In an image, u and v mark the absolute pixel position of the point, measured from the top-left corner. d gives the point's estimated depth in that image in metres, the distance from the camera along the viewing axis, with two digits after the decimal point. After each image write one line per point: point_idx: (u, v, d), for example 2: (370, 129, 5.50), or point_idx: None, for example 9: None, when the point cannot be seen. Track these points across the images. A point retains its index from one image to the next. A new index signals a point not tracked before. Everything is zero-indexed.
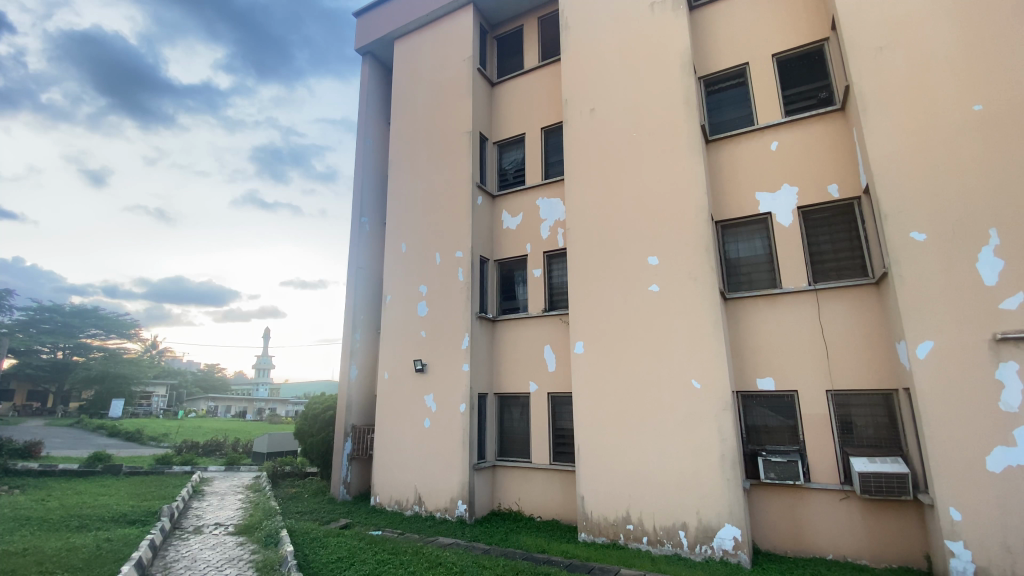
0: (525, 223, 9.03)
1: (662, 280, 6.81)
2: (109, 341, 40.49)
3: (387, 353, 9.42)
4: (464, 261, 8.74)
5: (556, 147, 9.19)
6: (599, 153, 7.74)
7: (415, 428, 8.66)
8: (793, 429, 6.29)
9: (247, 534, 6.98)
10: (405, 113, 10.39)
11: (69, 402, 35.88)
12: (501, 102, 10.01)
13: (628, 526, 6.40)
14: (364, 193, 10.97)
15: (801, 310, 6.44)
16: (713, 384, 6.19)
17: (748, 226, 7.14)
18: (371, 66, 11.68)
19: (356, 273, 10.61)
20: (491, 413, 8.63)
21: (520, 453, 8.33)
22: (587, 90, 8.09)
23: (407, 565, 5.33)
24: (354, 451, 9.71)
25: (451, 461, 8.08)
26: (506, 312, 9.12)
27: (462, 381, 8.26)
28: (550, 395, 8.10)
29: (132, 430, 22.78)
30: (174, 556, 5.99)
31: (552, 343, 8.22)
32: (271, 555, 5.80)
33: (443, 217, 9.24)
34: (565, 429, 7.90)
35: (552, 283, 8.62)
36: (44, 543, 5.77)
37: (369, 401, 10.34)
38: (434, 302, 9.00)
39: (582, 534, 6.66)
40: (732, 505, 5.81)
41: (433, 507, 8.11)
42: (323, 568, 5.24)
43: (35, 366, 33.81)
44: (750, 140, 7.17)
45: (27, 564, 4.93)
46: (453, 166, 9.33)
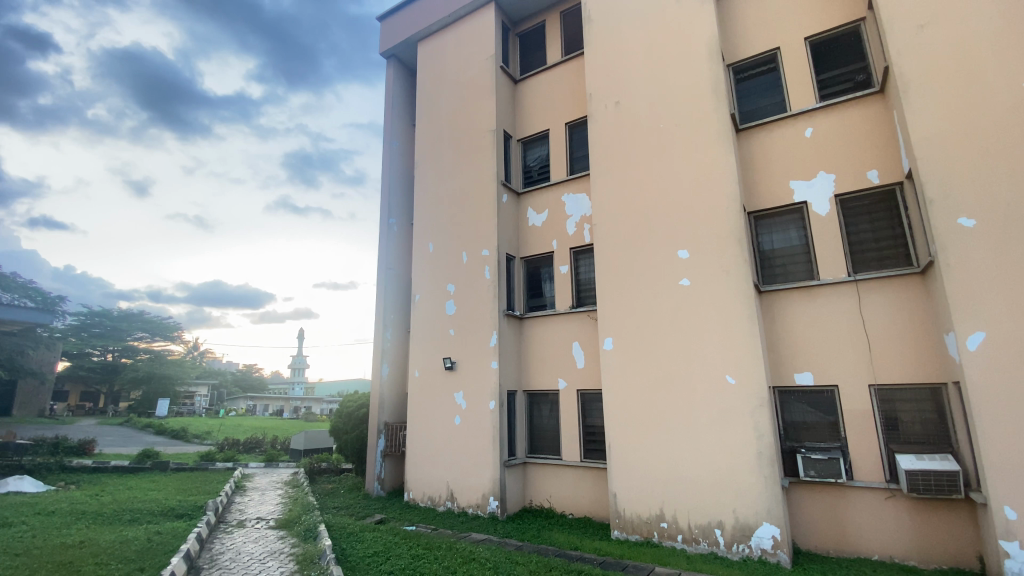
0: (550, 220, 8.99)
1: (693, 274, 6.68)
2: (154, 343, 42.36)
3: (417, 351, 9.56)
4: (491, 259, 8.78)
5: (581, 142, 9.10)
6: (624, 146, 7.65)
7: (446, 426, 8.76)
8: (834, 425, 6.08)
9: (287, 528, 7.19)
10: (429, 114, 10.50)
11: (119, 402, 37.78)
12: (524, 99, 9.99)
13: (662, 524, 6.32)
14: (391, 194, 11.14)
15: (841, 302, 6.21)
16: (749, 380, 6.04)
17: (783, 216, 6.92)
18: (395, 69, 11.85)
19: (385, 272, 10.79)
20: (520, 410, 8.65)
21: (550, 450, 8.32)
22: (611, 83, 7.99)
23: (441, 560, 5.40)
24: (387, 448, 9.90)
25: (482, 458, 8.14)
26: (533, 308, 9.11)
27: (491, 378, 8.30)
28: (579, 391, 8.06)
29: (177, 428, 23.86)
30: (220, 549, 6.24)
31: (581, 340, 8.16)
32: (311, 548, 5.98)
33: (468, 215, 9.30)
34: (596, 427, 7.84)
35: (579, 280, 8.57)
36: (99, 536, 6.09)
37: (400, 399, 10.51)
38: (462, 300, 9.06)
39: (616, 531, 6.61)
40: (770, 504, 5.66)
41: (465, 503, 8.18)
42: (360, 562, 5.36)
43: (87, 368, 35.71)
44: (782, 127, 6.95)
45: (84, 556, 5.22)
46: (478, 165, 9.37)
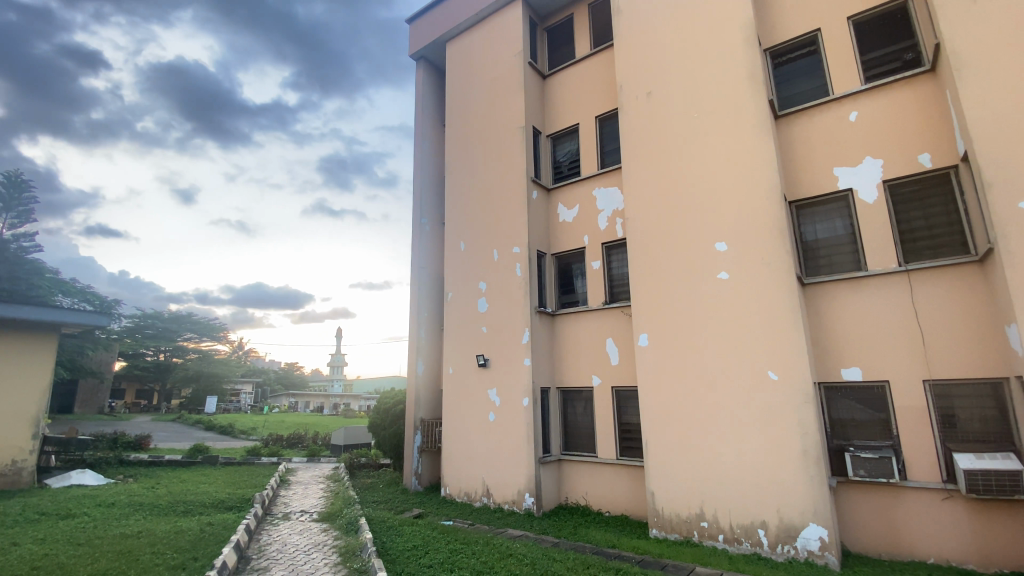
0: (582, 215, 8.90)
1: (731, 267, 6.49)
2: (202, 343, 44.37)
3: (451, 348, 9.67)
4: (522, 256, 8.77)
5: (612, 136, 8.97)
6: (657, 138, 7.50)
7: (480, 422, 8.83)
8: (885, 422, 5.79)
9: (330, 520, 7.42)
10: (459, 114, 10.58)
11: (171, 400, 39.81)
12: (553, 94, 9.92)
13: (702, 524, 6.18)
14: (423, 194, 11.30)
15: (890, 294, 5.91)
16: (792, 376, 5.82)
17: (827, 204, 6.63)
18: (425, 70, 11.99)
19: (418, 271, 10.96)
20: (554, 407, 8.63)
21: (585, 447, 8.26)
22: (642, 74, 7.85)
23: (479, 555, 5.44)
24: (423, 443, 10.06)
25: (517, 454, 8.16)
26: (566, 305, 9.05)
27: (525, 375, 8.30)
28: (614, 388, 7.96)
29: (224, 424, 24.95)
30: (267, 540, 6.49)
31: (615, 336, 8.07)
32: (352, 541, 6.14)
33: (499, 213, 9.33)
34: (632, 424, 7.74)
35: (612, 275, 8.46)
36: (155, 527, 6.43)
37: (436, 395, 10.66)
38: (494, 297, 9.10)
39: (654, 530, 6.51)
40: (817, 504, 5.45)
41: (501, 499, 8.22)
42: (400, 555, 5.46)
43: (142, 367, 37.78)
44: (825, 112, 6.66)
45: (143, 545, 5.52)
46: (508, 162, 9.38)
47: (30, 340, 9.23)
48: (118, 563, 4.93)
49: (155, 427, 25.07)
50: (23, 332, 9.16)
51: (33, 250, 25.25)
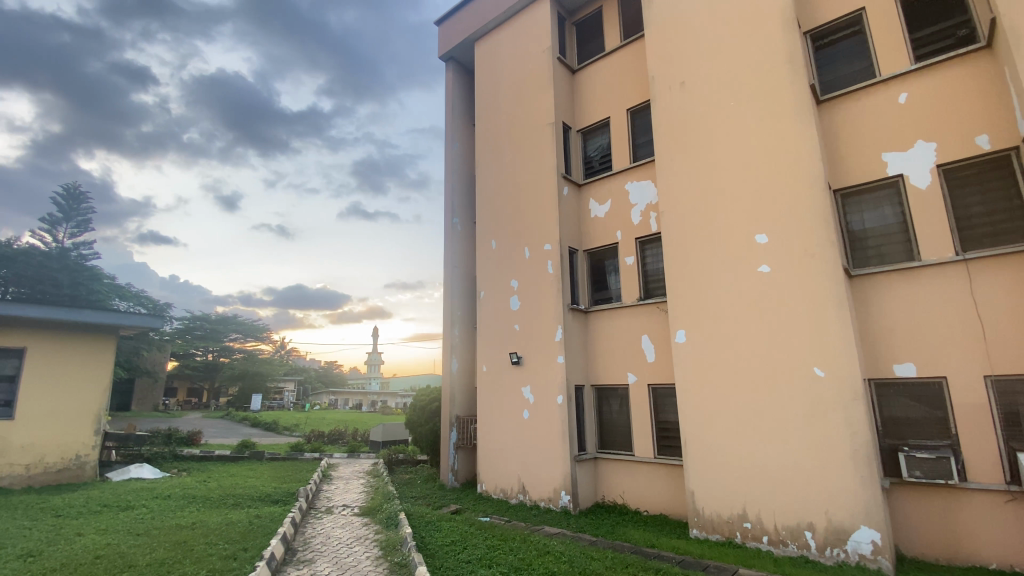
0: (614, 210, 8.78)
1: (772, 259, 6.27)
2: (247, 343, 45.95)
3: (485, 347, 9.73)
4: (553, 253, 8.73)
5: (645, 129, 8.80)
6: (691, 129, 7.31)
7: (515, 420, 8.86)
8: (942, 420, 5.47)
9: (370, 515, 7.61)
10: (488, 113, 10.62)
11: (219, 398, 41.73)
12: (583, 88, 9.81)
13: (745, 524, 6.01)
14: (454, 194, 11.42)
15: (946, 284, 5.57)
16: (840, 372, 5.58)
17: (875, 192, 6.30)
18: (454, 71, 12.09)
19: (451, 270, 11.09)
20: (589, 405, 8.56)
21: (621, 445, 8.16)
22: (675, 64, 7.67)
23: (516, 552, 5.46)
24: (459, 440, 10.18)
25: (552, 452, 8.14)
26: (599, 301, 8.96)
27: (559, 373, 8.26)
28: (651, 386, 7.83)
29: (269, 421, 25.98)
30: (312, 532, 6.72)
31: (651, 332, 7.93)
32: (392, 535, 6.27)
33: (530, 211, 9.31)
34: (670, 423, 7.59)
35: (647, 271, 8.31)
36: (208, 518, 6.76)
37: (470, 393, 10.76)
38: (526, 295, 9.10)
39: (695, 530, 6.37)
40: (869, 506, 5.20)
41: (537, 497, 8.22)
42: (439, 550, 5.54)
43: (192, 367, 39.75)
44: (871, 95, 6.33)
45: (197, 536, 5.81)
46: (538, 159, 9.34)
47: (89, 341, 9.81)
48: (174, 552, 5.20)
49: (206, 425, 25.36)
50: (82, 333, 9.74)
51: (92, 257, 26.92)
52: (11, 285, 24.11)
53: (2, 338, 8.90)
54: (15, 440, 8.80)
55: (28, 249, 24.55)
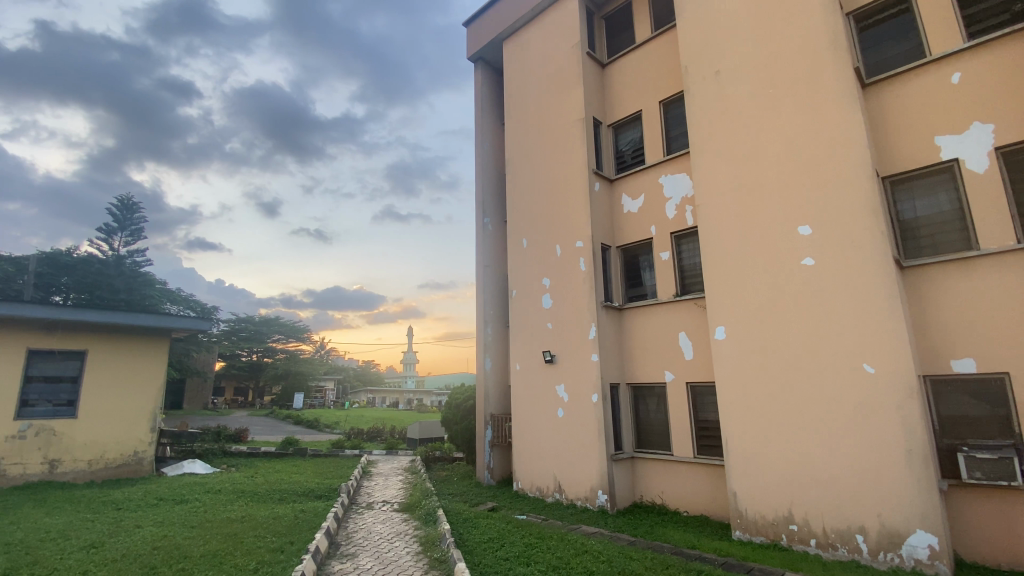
0: (647, 205, 8.62)
1: (816, 252, 6.02)
2: (290, 343, 47.03)
3: (518, 345, 9.74)
4: (586, 250, 8.65)
5: (678, 121, 8.61)
6: (727, 119, 7.11)
7: (550, 418, 8.83)
8: (1006, 419, 5.12)
9: (410, 511, 7.75)
10: (517, 112, 10.62)
11: (264, 396, 43.45)
12: (613, 82, 9.67)
13: (791, 527, 5.80)
14: (485, 194, 11.48)
15: (1009, 274, 5.21)
16: (891, 368, 5.31)
17: (927, 178, 5.95)
18: (483, 71, 12.15)
19: (483, 270, 11.15)
20: (625, 403, 8.45)
21: (659, 444, 8.02)
22: (708, 54, 7.47)
23: (554, 550, 5.45)
24: (494, 438, 10.25)
25: (588, 451, 8.08)
26: (634, 298, 8.82)
27: (593, 371, 8.19)
28: (689, 384, 7.66)
29: (311, 418, 26.87)
30: (354, 527, 6.90)
31: (688, 329, 7.75)
32: (431, 531, 6.37)
33: (561, 208, 9.26)
34: (710, 422, 7.41)
35: (683, 266, 8.13)
36: (256, 512, 7.04)
37: (505, 391, 10.81)
38: (559, 293, 9.05)
39: (737, 532, 6.19)
40: (926, 509, 4.93)
41: (574, 496, 8.18)
42: (477, 547, 5.60)
43: (238, 367, 41.53)
44: (921, 76, 5.99)
45: (246, 529, 6.06)
46: (569, 156, 9.28)
47: (144, 343, 10.38)
48: (225, 544, 5.44)
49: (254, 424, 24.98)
50: (138, 336, 10.31)
51: (145, 264, 28.49)
52: (72, 291, 25.99)
53: (67, 341, 9.49)
54: (79, 437, 9.40)
55: (87, 257, 26.21)
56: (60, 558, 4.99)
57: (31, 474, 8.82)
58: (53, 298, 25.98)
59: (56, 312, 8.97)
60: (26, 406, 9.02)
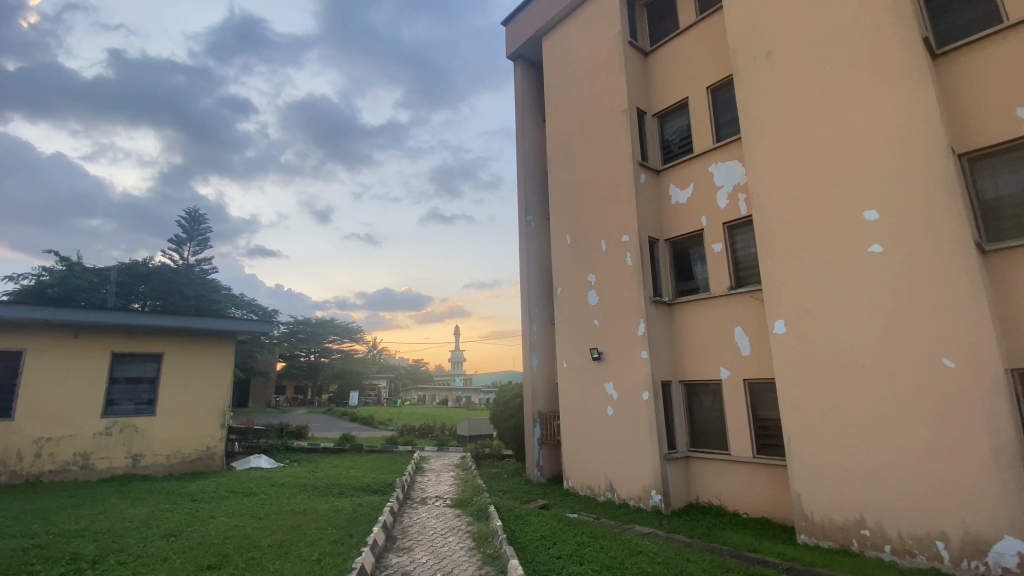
0: (696, 196, 8.33)
1: (885, 238, 5.61)
2: (344, 343, 48.80)
3: (565, 342, 9.66)
4: (632, 245, 8.46)
5: (727, 106, 8.26)
6: (781, 102, 6.74)
7: (599, 416, 8.71)
8: None
9: (462, 506, 7.87)
10: (559, 107, 10.53)
11: (322, 394, 45.49)
12: (657, 71, 9.40)
13: (863, 531, 5.44)
14: (527, 192, 11.46)
15: None
16: (974, 362, 4.88)
17: (1011, 153, 5.41)
18: (523, 68, 12.13)
19: (528, 268, 11.15)
20: (677, 401, 8.21)
21: (715, 443, 7.74)
22: (759, 34, 7.11)
23: (608, 550, 5.37)
24: (543, 436, 10.23)
25: (640, 450, 7.91)
26: (684, 292, 8.54)
27: (643, 368, 8.01)
28: (746, 381, 7.34)
29: (365, 416, 27.82)
30: (409, 521, 7.09)
31: (744, 323, 7.43)
32: (484, 527, 6.44)
33: (605, 202, 9.11)
34: (769, 420, 7.08)
35: (736, 258, 7.81)
36: (317, 505, 7.37)
37: (552, 389, 10.76)
38: (605, 289, 8.91)
39: (802, 536, 5.88)
40: (1016, 515, 4.51)
41: (626, 495, 8.04)
42: (529, 544, 5.60)
43: (297, 367, 43.67)
44: (1002, 41, 5.44)
45: (309, 521, 6.35)
46: (612, 149, 9.11)
47: (213, 346, 11.08)
48: (291, 536, 5.72)
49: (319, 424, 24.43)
50: (207, 338, 11.02)
51: (211, 271, 30.42)
52: (149, 299, 28.18)
53: (145, 345, 10.27)
54: (158, 433, 10.15)
55: (161, 267, 28.30)
56: (143, 546, 5.41)
57: (117, 467, 9.61)
58: (132, 305, 28.24)
59: (136, 318, 9.70)
60: (112, 405, 9.81)
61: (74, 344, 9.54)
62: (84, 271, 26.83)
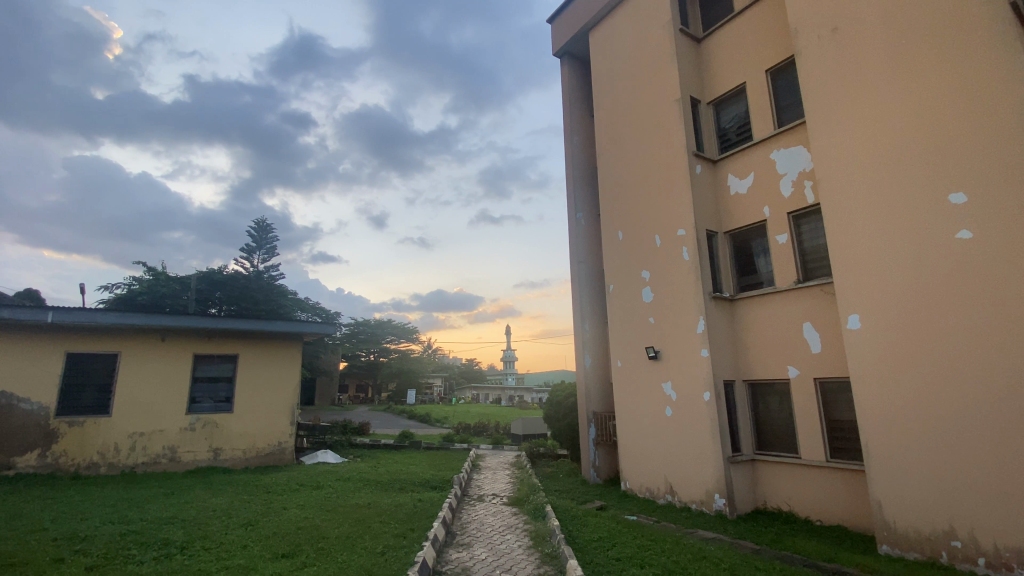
0: (757, 186, 7.93)
1: (974, 223, 5.11)
2: (400, 343, 50.33)
3: (619, 341, 9.48)
4: (688, 239, 8.18)
5: (789, 89, 7.81)
6: (849, 81, 6.29)
7: (657, 416, 8.47)
8: None
9: (519, 505, 7.90)
10: (608, 102, 10.35)
11: (381, 393, 47.22)
12: (710, 57, 9.03)
13: (953, 543, 4.97)
14: (577, 189, 11.36)
15: None
16: None
17: None
18: (570, 65, 12.04)
19: (579, 266, 11.04)
20: (741, 401, 7.85)
21: (783, 446, 7.34)
22: (823, 10, 6.66)
23: (669, 554, 5.21)
24: (599, 436, 10.08)
25: (701, 451, 7.63)
26: (746, 287, 8.15)
27: (703, 367, 7.72)
28: (817, 380, 6.90)
29: (422, 414, 28.57)
30: (468, 518, 7.22)
31: (813, 319, 7.00)
32: (542, 526, 6.44)
33: (658, 197, 8.86)
34: (844, 422, 6.62)
35: (803, 250, 7.36)
36: (380, 499, 7.65)
37: (607, 388, 10.60)
38: (661, 285, 8.66)
39: (883, 546, 5.45)
40: None
41: (687, 498, 7.78)
42: (588, 545, 5.54)
43: (358, 366, 45.54)
44: None
45: (373, 515, 6.59)
46: (665, 141, 8.84)
47: (281, 347, 11.76)
48: (356, 528, 5.96)
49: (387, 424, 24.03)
50: (276, 340, 11.72)
51: (278, 277, 32.35)
52: (225, 304, 30.33)
53: (222, 346, 11.06)
54: (235, 429, 10.91)
55: (234, 274, 30.39)
56: (224, 533, 5.82)
57: (200, 459, 10.43)
58: (210, 310, 30.50)
59: (212, 322, 10.46)
60: (195, 403, 10.67)
61: (161, 346, 10.42)
62: (169, 280, 29.32)
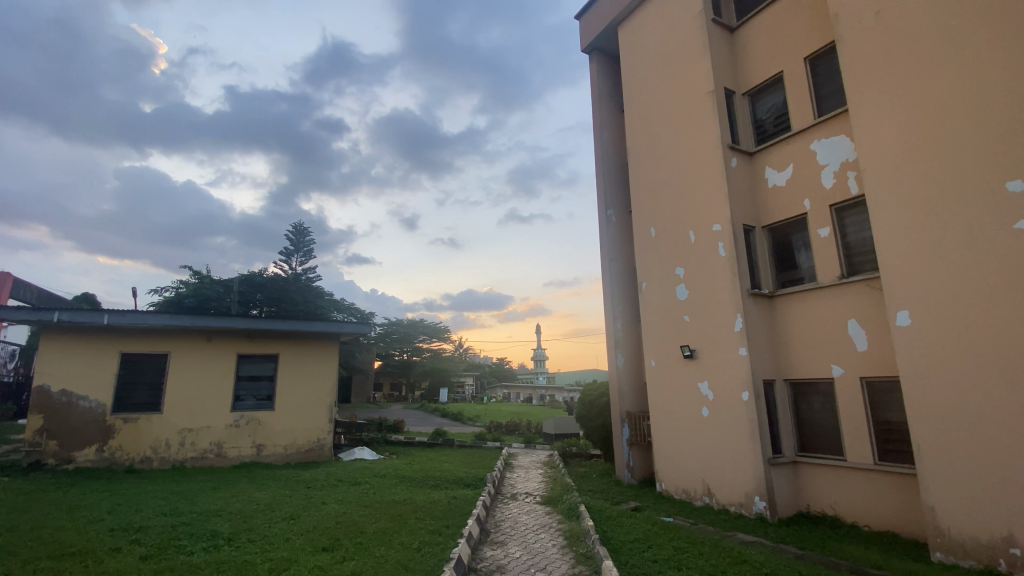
0: (796, 178, 7.65)
1: None
2: (433, 343, 50.93)
3: (653, 340, 9.33)
4: (724, 235, 7.97)
5: (830, 77, 7.49)
6: (896, 65, 5.98)
7: (693, 416, 8.29)
8: None
9: (552, 504, 7.88)
10: (638, 97, 10.19)
11: (415, 391, 47.90)
12: (745, 46, 8.76)
13: (1013, 550, 4.66)
14: (608, 186, 11.23)
15: None
16: None
17: None
18: (598, 61, 11.91)
19: (611, 264, 10.91)
20: (782, 401, 7.59)
21: (828, 448, 7.06)
22: None
23: (707, 557, 5.10)
24: (633, 437, 9.95)
25: (739, 453, 7.43)
26: (786, 283, 7.88)
27: (741, 366, 7.52)
28: (864, 379, 6.60)
29: (455, 412, 28.83)
30: (502, 516, 7.25)
31: (859, 316, 6.70)
32: (576, 526, 6.40)
33: (692, 192, 8.66)
34: (894, 423, 6.31)
35: (847, 243, 7.06)
36: (414, 496, 7.78)
37: (640, 388, 10.44)
38: (695, 283, 8.47)
39: (937, 554, 5.17)
40: None
41: (725, 500, 7.59)
42: (623, 546, 5.47)
43: (392, 366, 46.35)
44: None
45: (408, 511, 6.71)
46: (698, 135, 8.64)
47: (318, 347, 12.11)
48: (393, 523, 6.08)
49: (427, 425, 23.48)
50: (314, 340, 12.07)
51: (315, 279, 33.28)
52: (266, 305, 31.42)
53: (263, 346, 11.47)
54: (277, 426, 11.30)
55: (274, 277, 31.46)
56: (267, 526, 6.03)
57: (245, 455, 10.85)
58: (251, 312, 31.66)
59: (254, 322, 10.88)
60: (239, 400, 11.11)
61: (207, 346, 10.90)
62: (213, 283, 30.63)
